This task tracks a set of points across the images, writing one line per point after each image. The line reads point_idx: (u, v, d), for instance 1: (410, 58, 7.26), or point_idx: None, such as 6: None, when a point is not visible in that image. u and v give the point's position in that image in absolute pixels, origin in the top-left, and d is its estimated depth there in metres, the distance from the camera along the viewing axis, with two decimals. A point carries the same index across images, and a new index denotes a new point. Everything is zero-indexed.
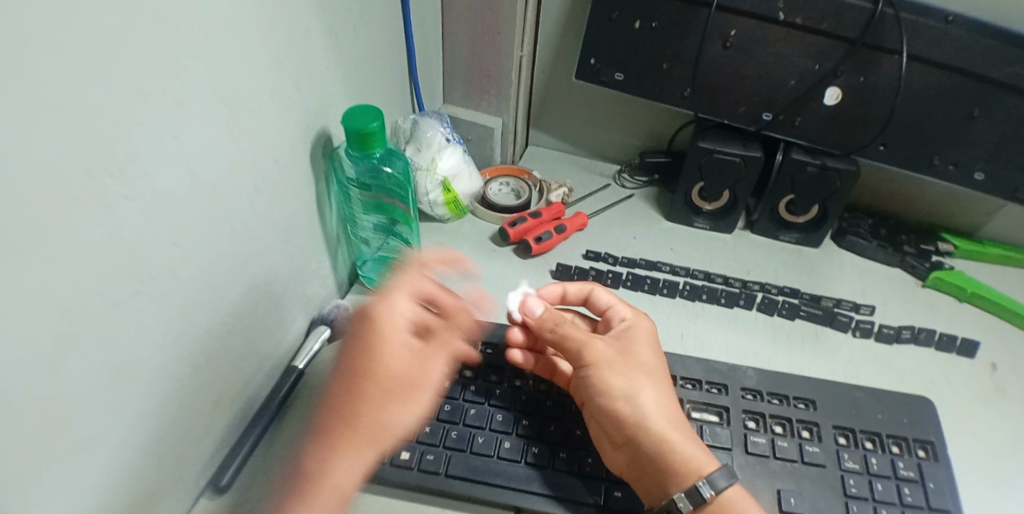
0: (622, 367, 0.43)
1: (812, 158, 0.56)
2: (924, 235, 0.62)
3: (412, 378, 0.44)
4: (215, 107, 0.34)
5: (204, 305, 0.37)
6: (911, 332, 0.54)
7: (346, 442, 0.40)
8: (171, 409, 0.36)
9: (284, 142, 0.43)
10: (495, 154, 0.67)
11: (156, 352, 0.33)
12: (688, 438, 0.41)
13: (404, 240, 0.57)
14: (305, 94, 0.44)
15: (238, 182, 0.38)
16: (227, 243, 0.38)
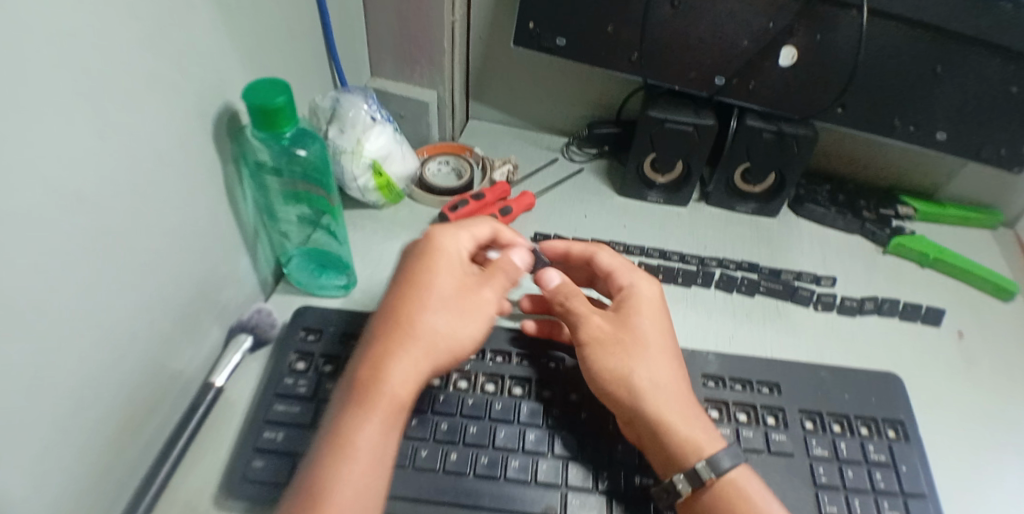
0: (613, 342, 0.41)
1: (767, 124, 0.52)
2: (884, 199, 0.60)
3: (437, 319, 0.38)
4: (68, 95, 0.27)
5: (80, 333, 0.31)
6: (875, 302, 0.52)
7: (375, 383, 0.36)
8: (43, 462, 0.30)
9: (173, 132, 0.36)
10: (433, 131, 0.60)
11: (17, 397, 0.27)
12: (689, 407, 0.39)
13: (332, 231, 0.52)
14: (195, 73, 0.37)
15: (117, 183, 0.32)
16: (107, 255, 0.32)
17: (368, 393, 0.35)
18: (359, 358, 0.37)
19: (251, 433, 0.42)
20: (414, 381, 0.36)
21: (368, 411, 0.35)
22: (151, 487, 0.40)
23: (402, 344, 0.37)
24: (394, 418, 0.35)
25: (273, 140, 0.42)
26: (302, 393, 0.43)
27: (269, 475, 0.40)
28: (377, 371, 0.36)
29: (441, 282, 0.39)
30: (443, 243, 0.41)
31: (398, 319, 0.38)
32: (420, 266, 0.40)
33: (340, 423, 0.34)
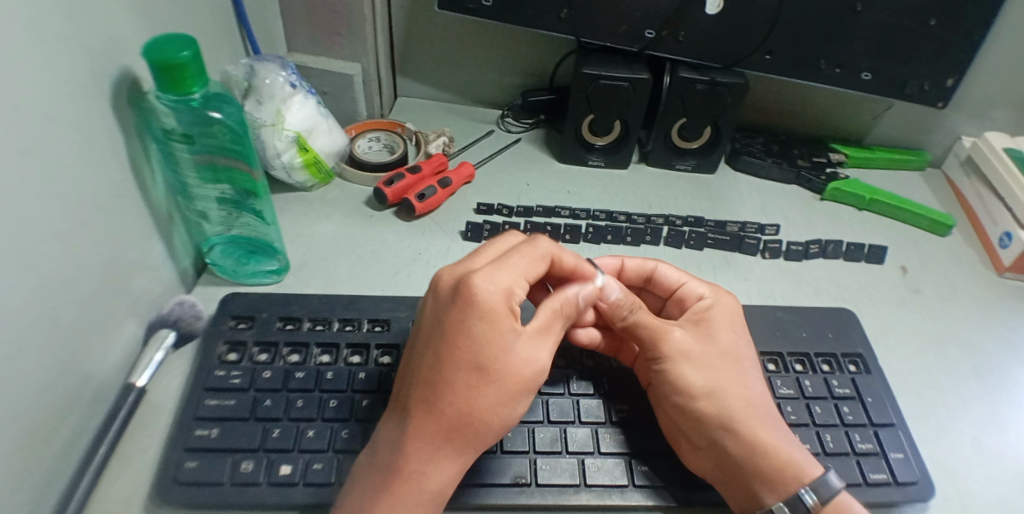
0: (721, 361, 0.40)
1: (699, 75, 0.52)
2: (817, 147, 0.61)
3: (478, 398, 0.34)
4: None
5: None
6: (819, 245, 0.53)
7: (406, 473, 0.32)
8: None
9: (47, 96, 0.32)
10: (360, 107, 0.58)
11: None
12: (782, 434, 0.37)
13: (258, 212, 0.48)
14: (70, 31, 0.33)
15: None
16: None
17: (407, 482, 0.32)
18: (391, 438, 0.34)
19: (180, 433, 0.38)
20: (451, 467, 0.34)
21: (406, 501, 0.32)
22: (66, 502, 0.35)
23: (437, 428, 0.33)
24: (423, 506, 0.33)
25: (181, 102, 0.39)
26: (237, 384, 0.40)
27: (205, 476, 0.36)
28: (409, 459, 0.33)
29: (493, 354, 0.34)
30: (492, 299, 0.34)
31: (434, 399, 0.33)
32: (458, 333, 0.33)
33: (375, 510, 0.32)
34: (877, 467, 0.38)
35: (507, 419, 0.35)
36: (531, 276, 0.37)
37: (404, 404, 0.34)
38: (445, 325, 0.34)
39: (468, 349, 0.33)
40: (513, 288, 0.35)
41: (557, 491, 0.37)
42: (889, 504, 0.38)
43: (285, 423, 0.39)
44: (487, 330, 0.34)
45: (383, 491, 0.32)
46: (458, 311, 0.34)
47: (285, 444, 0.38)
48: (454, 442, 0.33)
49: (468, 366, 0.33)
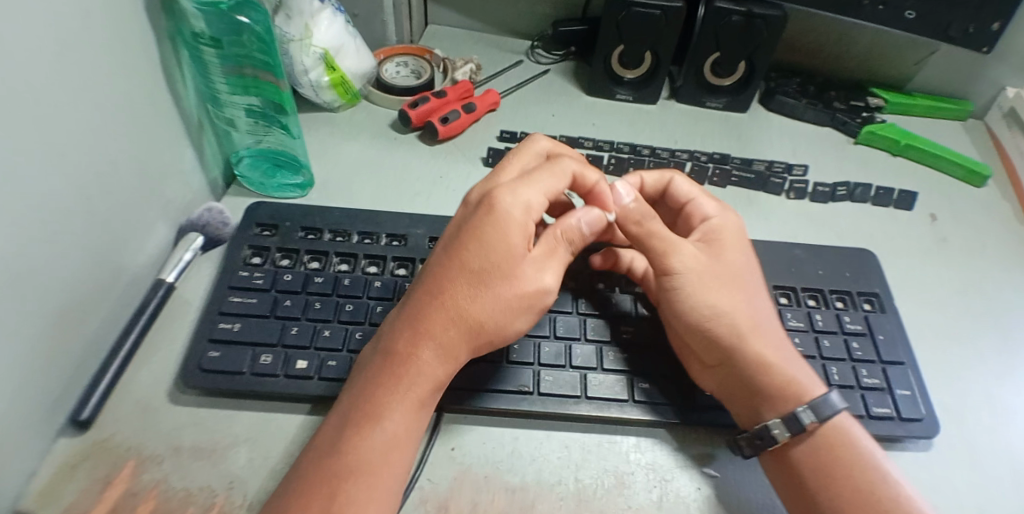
0: (724, 278, 0.39)
1: (736, 6, 0.50)
2: (855, 92, 0.59)
3: (477, 299, 0.34)
4: None
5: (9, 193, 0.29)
6: (847, 188, 0.52)
7: (403, 365, 0.34)
8: None
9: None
10: (389, 31, 0.57)
11: None
12: (780, 350, 0.37)
13: (286, 127, 0.48)
14: None
15: (32, 35, 0.29)
16: (23, 111, 0.30)
17: (405, 373, 0.34)
18: (394, 332, 0.35)
19: (205, 326, 0.40)
20: (449, 368, 0.35)
21: (402, 391, 0.33)
22: (100, 380, 0.38)
23: (437, 323, 0.34)
24: (420, 399, 0.34)
25: None
26: (259, 285, 0.41)
27: (227, 365, 0.38)
28: (409, 350, 0.34)
29: (500, 264, 0.35)
30: (510, 212, 0.36)
31: (436, 298, 0.35)
32: (469, 238, 0.36)
33: (376, 394, 0.33)
34: (881, 402, 0.38)
35: (512, 327, 0.36)
36: (552, 194, 0.39)
37: (409, 304, 0.36)
38: (464, 230, 0.36)
39: (472, 251, 0.35)
40: (530, 203, 0.37)
41: (558, 400, 0.39)
42: (891, 438, 0.38)
43: (303, 323, 0.40)
44: (499, 230, 0.36)
45: (381, 377, 0.34)
46: (476, 220, 0.36)
47: (303, 341, 0.40)
48: (451, 341, 0.34)
49: (472, 266, 0.35)
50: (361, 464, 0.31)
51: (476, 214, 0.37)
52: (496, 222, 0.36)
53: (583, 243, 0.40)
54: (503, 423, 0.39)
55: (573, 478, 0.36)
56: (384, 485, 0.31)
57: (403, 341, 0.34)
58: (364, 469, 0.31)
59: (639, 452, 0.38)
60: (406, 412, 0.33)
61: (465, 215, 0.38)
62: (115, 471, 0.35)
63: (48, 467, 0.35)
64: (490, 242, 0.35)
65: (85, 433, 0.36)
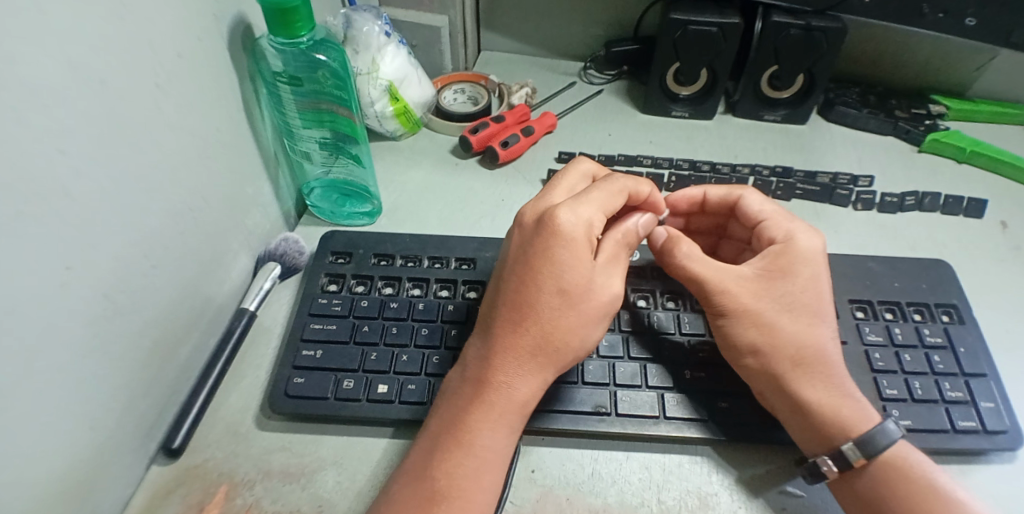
0: (780, 312, 0.38)
1: (794, 20, 0.50)
2: (916, 100, 0.58)
3: (560, 322, 0.35)
4: None
5: (110, 231, 0.31)
6: (916, 198, 0.51)
7: (491, 390, 0.34)
8: (82, 359, 0.30)
9: (177, 42, 0.35)
10: (446, 59, 0.59)
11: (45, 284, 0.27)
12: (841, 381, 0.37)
13: (356, 157, 0.50)
14: None
15: (124, 79, 0.31)
16: (122, 156, 0.32)
17: (494, 399, 0.34)
18: (477, 357, 0.36)
19: (289, 352, 0.41)
20: (536, 386, 0.35)
21: (494, 414, 0.34)
22: (191, 405, 0.39)
23: (521, 347, 0.35)
24: (510, 422, 0.34)
25: (290, 44, 0.41)
26: (338, 311, 0.43)
27: (313, 390, 0.39)
28: (496, 375, 0.35)
29: (574, 284, 0.35)
30: (575, 230, 0.36)
31: (517, 323, 0.35)
32: (538, 260, 0.36)
33: (467, 421, 0.34)
34: (966, 416, 0.37)
35: (588, 342, 0.37)
36: (609, 207, 0.39)
37: (488, 329, 0.36)
38: (530, 252, 0.36)
39: (545, 275, 0.35)
40: (594, 221, 0.37)
41: (637, 421, 0.39)
42: (975, 452, 0.37)
43: (382, 348, 0.41)
44: (568, 253, 0.36)
45: (470, 403, 0.34)
46: (542, 242, 0.36)
47: (382, 366, 0.40)
48: (535, 364, 0.35)
49: (547, 289, 0.35)
50: (462, 491, 0.32)
51: (537, 235, 0.36)
52: (563, 244, 0.36)
53: (637, 242, 0.40)
54: (581, 444, 0.39)
55: (656, 500, 0.36)
56: (489, 504, 0.32)
57: (489, 367, 0.35)
58: (466, 493, 0.32)
59: (721, 472, 0.37)
60: (498, 437, 0.34)
61: (525, 236, 0.37)
62: (208, 496, 0.36)
63: (145, 493, 0.36)
64: (563, 265, 0.35)
65: (177, 459, 0.38)
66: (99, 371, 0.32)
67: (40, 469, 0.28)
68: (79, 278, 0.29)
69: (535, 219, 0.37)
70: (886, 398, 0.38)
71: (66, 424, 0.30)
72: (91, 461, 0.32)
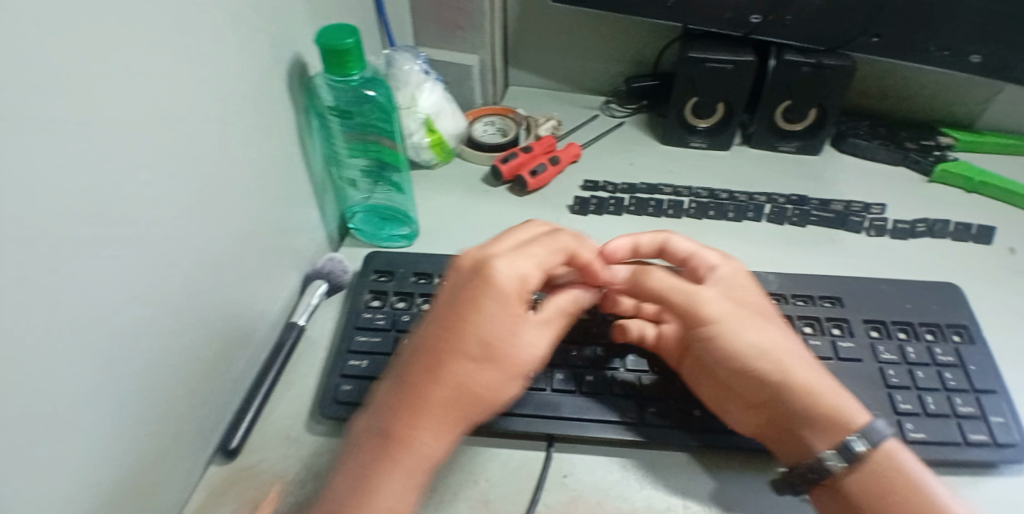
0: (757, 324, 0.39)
1: (806, 58, 0.54)
2: (923, 131, 0.61)
3: (488, 369, 0.34)
4: (161, 30, 0.31)
5: (183, 251, 0.35)
6: (926, 224, 0.53)
7: (419, 443, 0.33)
8: (155, 369, 0.33)
9: (243, 82, 0.40)
10: (477, 95, 0.63)
11: (131, 299, 0.31)
12: (816, 382, 0.37)
13: (396, 184, 0.54)
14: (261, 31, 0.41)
15: (202, 116, 0.36)
16: (195, 183, 0.36)
17: (402, 455, 0.32)
18: (385, 409, 0.34)
19: (337, 362, 0.44)
20: (446, 443, 0.34)
21: (394, 473, 0.32)
22: (244, 412, 0.42)
23: (431, 402, 0.33)
24: (415, 481, 0.33)
25: (343, 82, 0.46)
26: (381, 325, 0.45)
27: (358, 397, 0.42)
28: (415, 428, 0.33)
29: (496, 335, 0.35)
30: (507, 281, 0.36)
31: (436, 373, 0.34)
32: (470, 308, 0.35)
33: (374, 478, 0.32)
34: (977, 429, 0.39)
35: (499, 399, 0.36)
36: (546, 264, 0.38)
37: (401, 379, 0.35)
38: (468, 299, 0.35)
39: (480, 324, 0.35)
40: (529, 278, 0.37)
41: (664, 432, 0.40)
42: (986, 465, 0.38)
43: None
44: (497, 303, 0.35)
45: (372, 460, 0.32)
46: (475, 291, 0.35)
47: None
48: (451, 417, 0.34)
49: (471, 338, 0.34)
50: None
51: (473, 284, 0.36)
52: (501, 293, 0.35)
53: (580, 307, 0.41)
54: (611, 452, 0.41)
55: (682, 505, 0.38)
56: None
57: (415, 419, 0.33)
58: None
59: (744, 481, 0.39)
60: (399, 498, 0.32)
61: (459, 281, 0.37)
62: (261, 495, 0.38)
63: (203, 491, 0.39)
64: (488, 314, 0.35)
65: (232, 461, 0.40)
66: (170, 378, 0.35)
67: (115, 465, 0.31)
68: (155, 293, 0.33)
69: (473, 266, 0.37)
70: (900, 412, 0.40)
71: (141, 426, 0.33)
72: (159, 459, 0.35)
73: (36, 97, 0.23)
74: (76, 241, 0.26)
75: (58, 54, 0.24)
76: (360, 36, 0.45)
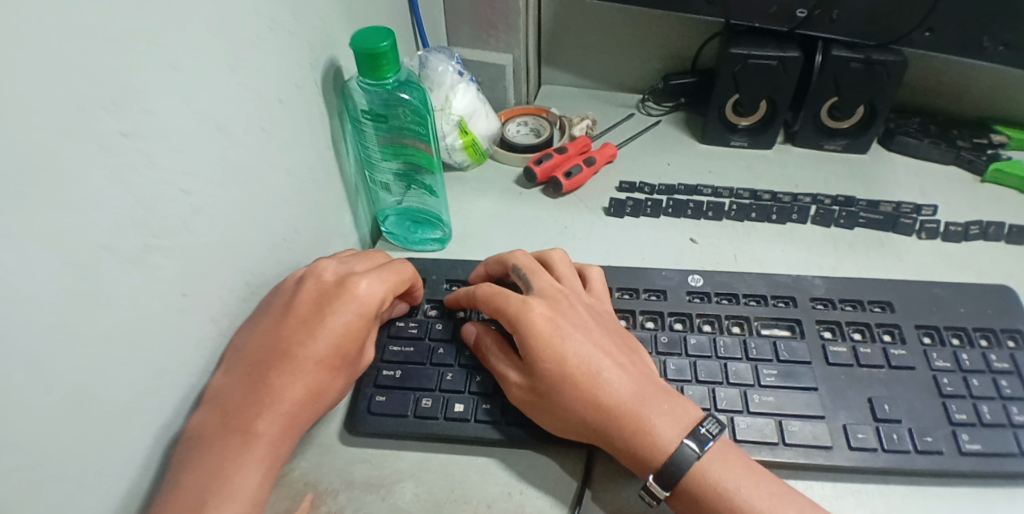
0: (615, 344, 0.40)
1: (855, 54, 0.52)
2: (976, 129, 0.58)
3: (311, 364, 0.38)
4: (199, 39, 0.31)
5: (219, 259, 0.35)
6: (980, 227, 0.50)
7: (231, 431, 0.34)
8: (190, 377, 0.33)
9: (281, 87, 0.39)
10: (510, 95, 0.63)
11: (165, 310, 0.30)
12: (650, 396, 0.37)
13: (429, 188, 0.52)
14: (300, 35, 0.40)
15: (240, 123, 0.35)
16: (233, 190, 0.35)
17: (241, 437, 0.34)
18: (224, 392, 0.35)
19: (370, 371, 0.43)
20: (279, 432, 0.36)
21: (226, 455, 0.33)
22: None
23: (254, 392, 0.36)
24: (250, 467, 0.34)
25: (378, 84, 0.44)
26: (415, 334, 0.45)
27: (394, 409, 0.41)
28: (249, 416, 0.35)
29: (323, 337, 0.39)
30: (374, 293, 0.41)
31: (280, 364, 0.37)
32: (320, 313, 0.39)
33: (207, 462, 0.32)
34: None
35: (319, 402, 0.39)
36: (388, 282, 0.43)
37: (233, 369, 0.36)
38: (348, 310, 0.40)
39: (314, 323, 0.39)
40: (383, 299, 0.42)
41: None
42: None
43: (457, 369, 0.43)
44: (343, 308, 0.40)
45: (230, 454, 0.33)
46: (347, 299, 0.40)
47: (457, 386, 0.42)
48: (286, 411, 0.36)
49: (328, 333, 0.39)
50: None
51: (328, 294, 0.40)
52: (344, 303, 0.40)
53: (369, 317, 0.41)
54: None
55: None
56: None
57: (244, 409, 0.35)
58: None
59: None
60: (242, 484, 0.33)
61: (311, 287, 0.40)
62: (295, 503, 0.38)
63: None
64: (336, 317, 0.39)
65: None
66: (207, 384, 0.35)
67: (149, 470, 0.31)
68: (190, 302, 0.32)
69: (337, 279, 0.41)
70: (955, 423, 0.37)
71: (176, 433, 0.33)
72: None
73: (63, 107, 0.23)
74: (101, 252, 0.26)
75: (87, 65, 0.24)
76: (396, 38, 0.44)
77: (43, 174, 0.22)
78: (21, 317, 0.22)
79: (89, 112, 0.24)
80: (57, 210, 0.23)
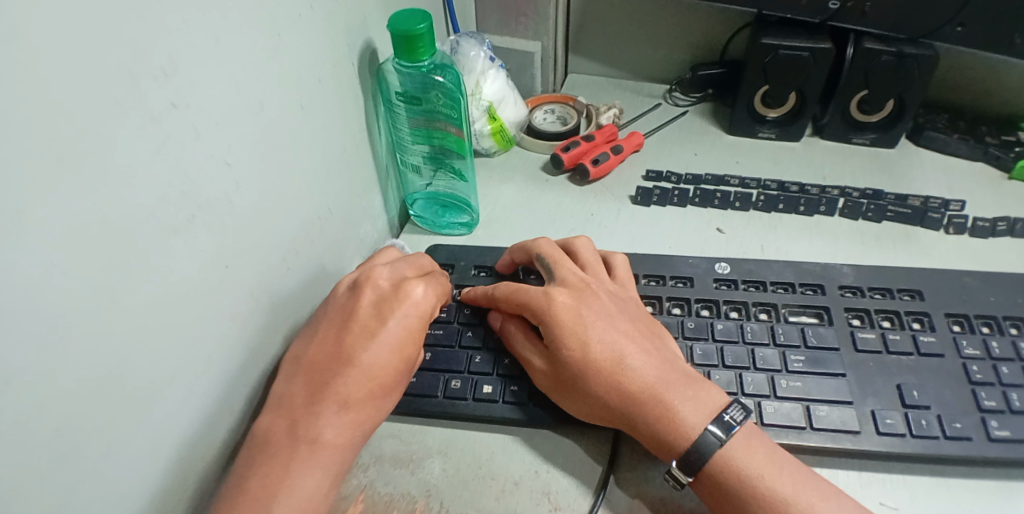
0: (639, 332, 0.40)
1: (885, 46, 0.52)
2: (1005, 126, 0.58)
3: (368, 373, 0.37)
4: (244, 17, 0.31)
5: (259, 234, 0.35)
6: (1008, 223, 0.50)
7: (294, 440, 0.34)
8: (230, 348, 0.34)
9: (319, 68, 0.40)
10: (537, 83, 0.63)
11: (209, 281, 0.31)
12: (676, 387, 0.37)
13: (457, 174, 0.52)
14: (337, 17, 0.41)
15: (280, 102, 0.36)
16: (272, 167, 0.36)
17: (303, 443, 0.34)
18: (285, 401, 0.35)
19: None
20: (340, 441, 0.35)
21: (291, 461, 0.33)
22: None
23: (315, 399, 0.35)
24: (313, 472, 0.34)
25: (413, 67, 0.45)
26: (444, 318, 0.46)
27: (423, 389, 0.42)
28: (310, 423, 0.35)
29: (380, 345, 0.38)
30: (426, 300, 0.40)
31: (335, 372, 0.36)
32: (373, 320, 0.38)
33: (270, 467, 0.33)
34: None
35: (376, 413, 0.37)
36: (438, 289, 0.42)
37: (292, 378, 0.36)
38: (400, 316, 0.39)
39: (369, 331, 0.38)
40: (435, 307, 0.41)
41: None
42: None
43: (486, 352, 0.44)
44: (396, 315, 0.38)
45: (293, 461, 0.33)
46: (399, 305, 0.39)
47: (485, 368, 0.43)
48: (343, 420, 0.36)
49: (382, 342, 0.38)
50: None
51: (378, 300, 0.39)
52: (396, 308, 0.39)
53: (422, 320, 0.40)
54: None
55: None
56: None
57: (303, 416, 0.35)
58: None
59: None
60: (306, 487, 0.33)
61: (362, 292, 0.40)
62: None
63: None
64: (388, 325, 0.38)
65: None
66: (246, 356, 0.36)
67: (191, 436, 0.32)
68: (232, 275, 0.33)
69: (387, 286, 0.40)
70: (984, 409, 0.38)
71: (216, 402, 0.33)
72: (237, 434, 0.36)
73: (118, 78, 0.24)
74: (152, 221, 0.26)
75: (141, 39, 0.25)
76: (432, 22, 0.44)
77: (98, 143, 0.23)
78: (74, 278, 0.23)
79: (142, 83, 0.25)
80: (111, 175, 0.24)
